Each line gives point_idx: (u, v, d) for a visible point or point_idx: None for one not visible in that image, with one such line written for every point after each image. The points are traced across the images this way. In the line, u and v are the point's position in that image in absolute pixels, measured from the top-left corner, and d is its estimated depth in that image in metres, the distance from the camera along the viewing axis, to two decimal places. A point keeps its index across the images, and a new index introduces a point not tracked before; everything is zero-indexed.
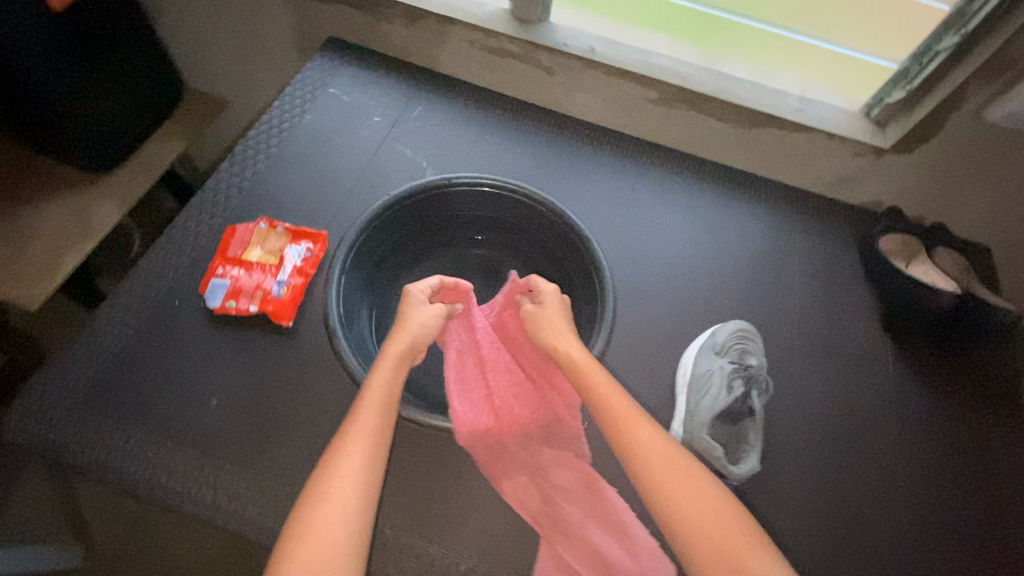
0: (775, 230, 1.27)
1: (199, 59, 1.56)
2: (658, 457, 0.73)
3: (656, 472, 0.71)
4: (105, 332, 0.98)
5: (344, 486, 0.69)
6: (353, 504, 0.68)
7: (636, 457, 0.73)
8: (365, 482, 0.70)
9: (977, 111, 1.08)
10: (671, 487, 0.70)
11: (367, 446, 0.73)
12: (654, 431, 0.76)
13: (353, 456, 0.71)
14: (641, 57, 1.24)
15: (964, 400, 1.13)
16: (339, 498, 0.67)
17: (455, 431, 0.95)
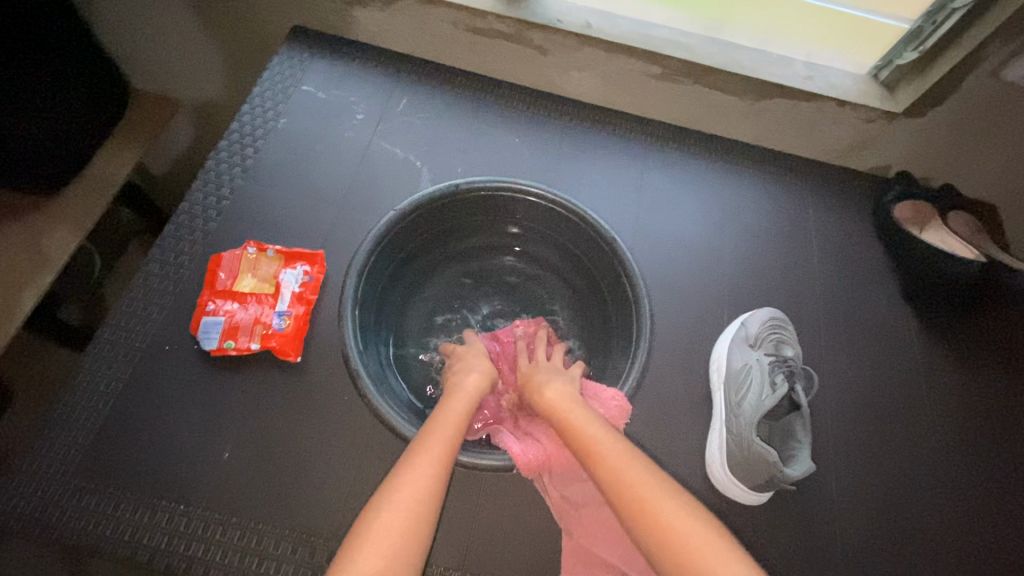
0: (793, 205, 1.19)
1: (140, 57, 1.37)
2: (636, 482, 0.70)
3: (635, 499, 0.68)
4: (92, 387, 0.89)
5: (407, 501, 0.66)
6: (411, 520, 0.65)
7: (610, 486, 0.70)
8: (427, 502, 0.68)
9: (993, 71, 1.00)
10: (648, 512, 0.67)
11: (434, 467, 0.71)
12: (633, 456, 0.73)
13: (419, 473, 0.70)
14: (640, 30, 1.11)
15: (997, 371, 1.08)
16: (399, 515, 0.65)
17: (492, 464, 0.87)
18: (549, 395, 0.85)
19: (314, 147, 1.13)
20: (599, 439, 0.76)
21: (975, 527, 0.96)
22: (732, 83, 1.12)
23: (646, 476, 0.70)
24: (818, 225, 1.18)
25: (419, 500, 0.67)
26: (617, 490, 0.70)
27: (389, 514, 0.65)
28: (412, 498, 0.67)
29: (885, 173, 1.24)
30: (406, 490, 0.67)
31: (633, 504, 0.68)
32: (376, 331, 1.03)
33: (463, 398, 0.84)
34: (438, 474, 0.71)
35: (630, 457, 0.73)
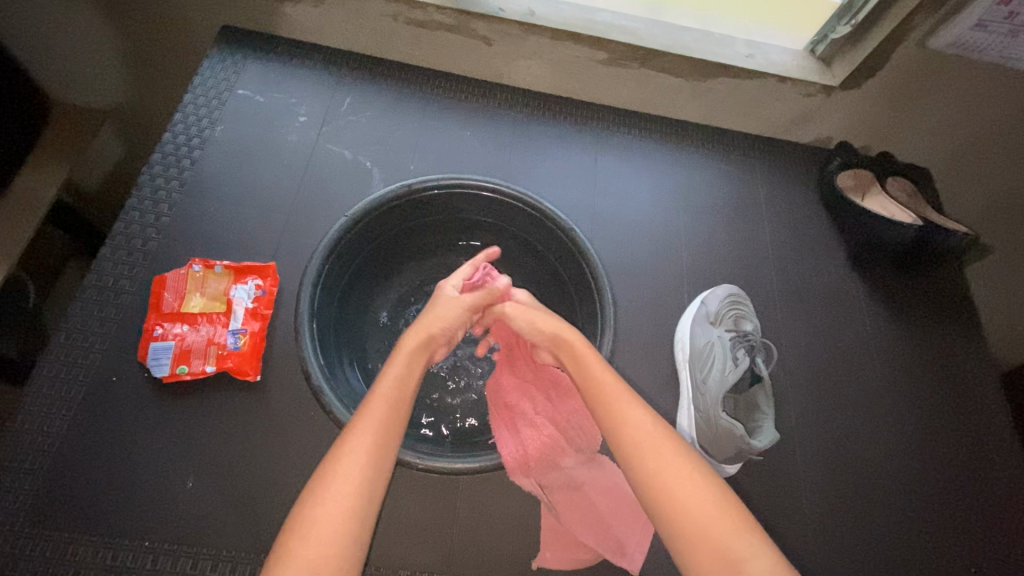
0: (743, 180, 1.22)
1: (54, 68, 1.27)
2: (655, 444, 0.70)
3: (650, 469, 0.68)
4: (33, 428, 0.83)
5: (347, 481, 0.64)
6: (355, 500, 0.63)
7: (628, 446, 0.70)
8: (371, 477, 0.66)
9: (921, 40, 1.03)
10: (666, 477, 0.67)
11: (375, 439, 0.69)
12: (651, 422, 0.73)
13: (360, 448, 0.67)
14: (583, 15, 1.11)
15: (934, 327, 1.15)
16: (342, 495, 0.63)
17: (467, 469, 0.86)
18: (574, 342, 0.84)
19: (256, 154, 1.07)
20: (617, 398, 0.75)
21: (926, 479, 1.02)
22: (677, 64, 1.13)
23: (662, 443, 0.70)
24: (768, 201, 1.21)
25: (360, 477, 0.65)
26: (637, 449, 0.70)
27: (330, 494, 0.63)
28: (352, 475, 0.65)
29: (826, 144, 1.28)
30: (345, 468, 0.65)
31: (649, 472, 0.68)
32: (336, 340, 1.00)
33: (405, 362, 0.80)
34: (378, 447, 0.68)
35: (652, 420, 0.72)
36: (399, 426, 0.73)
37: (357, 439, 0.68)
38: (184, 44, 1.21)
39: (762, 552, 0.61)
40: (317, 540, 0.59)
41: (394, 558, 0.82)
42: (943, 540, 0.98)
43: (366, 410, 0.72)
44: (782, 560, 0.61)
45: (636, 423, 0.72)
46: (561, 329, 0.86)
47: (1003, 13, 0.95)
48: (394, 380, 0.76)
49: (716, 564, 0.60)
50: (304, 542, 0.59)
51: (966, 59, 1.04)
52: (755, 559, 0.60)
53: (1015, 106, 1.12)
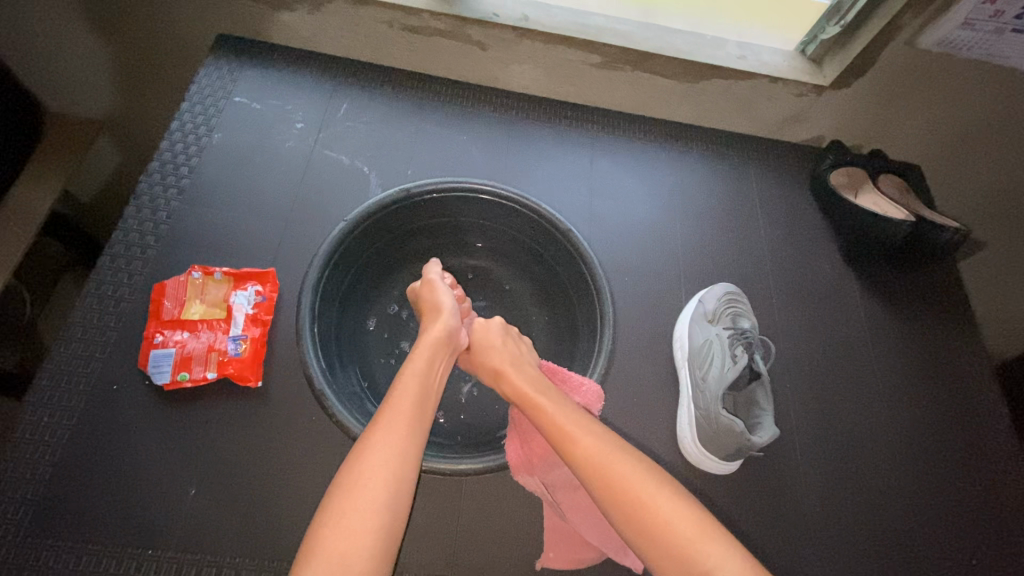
0: (737, 180, 1.23)
1: (51, 80, 1.27)
2: (616, 467, 0.70)
3: (614, 493, 0.68)
4: (34, 437, 0.83)
5: (378, 477, 0.65)
6: (387, 495, 0.64)
7: (588, 475, 0.70)
8: (401, 473, 0.67)
9: (909, 40, 1.05)
10: (630, 501, 0.67)
11: (402, 435, 0.69)
12: (603, 440, 0.73)
13: (390, 440, 0.68)
14: (576, 19, 1.11)
15: (928, 321, 1.16)
16: (374, 491, 0.64)
17: (470, 471, 0.87)
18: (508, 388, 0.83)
19: (254, 161, 1.08)
20: (568, 426, 0.74)
21: (924, 473, 1.02)
22: (671, 66, 1.14)
23: (620, 460, 0.70)
24: (762, 200, 1.22)
25: (391, 473, 0.66)
26: (596, 478, 0.70)
27: (362, 490, 0.63)
28: (383, 472, 0.65)
29: (818, 144, 1.29)
30: (375, 464, 0.66)
31: (609, 498, 0.68)
32: (336, 345, 1.00)
33: (426, 360, 0.80)
34: (407, 443, 0.69)
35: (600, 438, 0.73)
36: (426, 419, 0.74)
37: (385, 435, 0.69)
38: (180, 53, 1.22)
39: (731, 557, 0.63)
40: (352, 535, 0.60)
41: (398, 561, 0.82)
42: (943, 534, 0.99)
43: (391, 405, 0.72)
44: (749, 560, 0.63)
45: (588, 450, 0.71)
46: (507, 362, 0.85)
47: (988, 12, 0.97)
48: (416, 376, 0.77)
49: None
50: (336, 538, 0.60)
51: (954, 58, 1.06)
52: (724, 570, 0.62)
53: (1002, 103, 1.14)
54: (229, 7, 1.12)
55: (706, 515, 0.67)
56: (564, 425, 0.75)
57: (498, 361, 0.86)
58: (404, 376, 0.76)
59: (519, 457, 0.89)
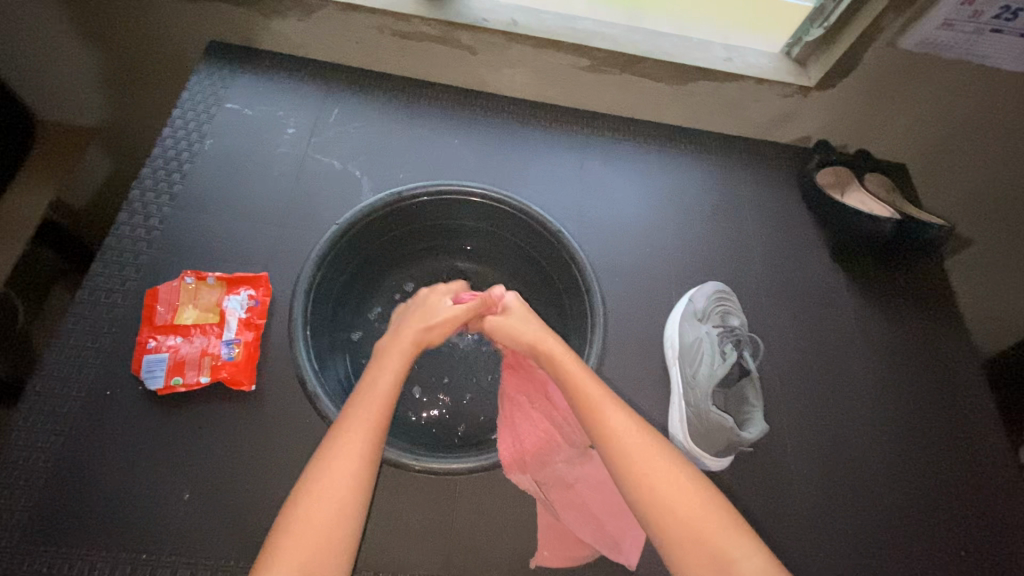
0: (726, 180, 1.25)
1: (42, 89, 1.27)
2: (644, 450, 0.71)
3: (641, 473, 0.69)
4: (27, 445, 0.83)
5: (332, 486, 0.65)
6: (339, 504, 0.65)
7: (615, 453, 0.71)
8: (359, 480, 0.67)
9: (891, 41, 1.06)
10: (655, 485, 0.68)
11: (358, 448, 0.69)
12: (633, 422, 0.74)
13: (344, 453, 0.68)
14: (565, 23, 1.13)
15: (916, 317, 1.18)
16: (326, 499, 0.64)
17: (463, 471, 0.88)
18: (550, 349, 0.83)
19: (246, 166, 1.08)
20: (601, 403, 0.75)
21: (914, 467, 1.04)
22: (658, 69, 1.16)
23: (647, 446, 0.72)
24: (751, 200, 1.24)
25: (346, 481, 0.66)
26: (623, 458, 0.71)
27: (316, 498, 0.64)
28: (339, 479, 0.66)
29: (805, 144, 1.31)
30: (333, 471, 0.67)
31: (634, 478, 0.69)
32: (329, 348, 1.01)
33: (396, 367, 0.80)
34: (367, 450, 0.70)
35: (632, 420, 0.74)
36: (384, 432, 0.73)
37: (346, 441, 0.69)
38: (171, 60, 1.23)
39: (752, 550, 0.63)
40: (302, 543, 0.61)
41: (393, 562, 0.82)
42: (934, 527, 1.00)
43: (353, 413, 0.73)
44: (766, 556, 0.63)
45: (618, 429, 0.73)
46: (540, 336, 0.86)
47: (967, 12, 0.99)
48: (385, 383, 0.77)
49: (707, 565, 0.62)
50: (287, 547, 0.61)
51: (935, 58, 1.08)
52: (746, 561, 0.62)
53: (984, 102, 1.16)
54: (220, 14, 1.13)
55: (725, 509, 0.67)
56: (597, 402, 0.76)
57: (532, 330, 0.87)
58: (372, 384, 0.77)
59: (513, 453, 0.91)
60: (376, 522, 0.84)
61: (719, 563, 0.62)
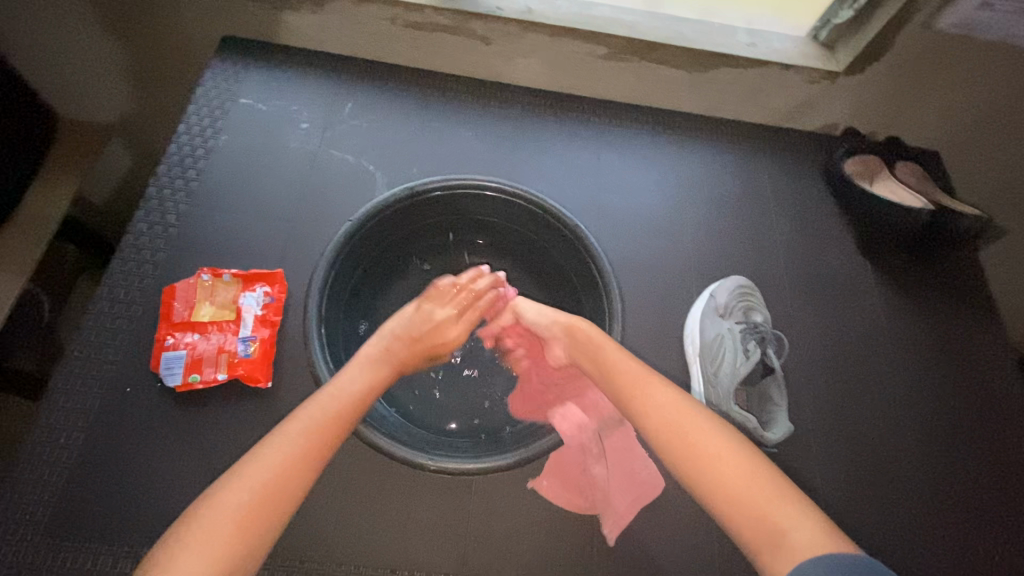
0: (747, 170, 1.21)
1: (61, 84, 1.28)
2: (683, 419, 0.70)
3: (681, 442, 0.69)
4: (50, 441, 0.84)
5: (255, 475, 0.64)
6: (255, 503, 0.62)
7: (652, 424, 0.72)
8: (284, 479, 0.64)
9: (926, 21, 1.01)
10: (695, 452, 0.67)
11: (293, 447, 0.67)
12: (673, 395, 0.74)
13: (276, 448, 0.66)
14: (582, 10, 1.10)
15: (947, 311, 1.13)
16: (241, 494, 0.62)
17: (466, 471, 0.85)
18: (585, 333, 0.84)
19: (260, 162, 1.08)
20: (638, 379, 0.76)
21: (945, 467, 1.00)
22: (678, 56, 1.12)
23: (688, 417, 0.71)
24: (775, 191, 1.19)
25: (269, 478, 0.64)
26: (661, 425, 0.71)
27: (235, 492, 0.62)
28: (260, 476, 0.63)
29: (833, 131, 1.26)
30: (259, 463, 0.65)
31: (677, 448, 0.69)
32: (345, 343, 1.00)
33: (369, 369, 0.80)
34: (303, 450, 0.67)
35: (672, 399, 0.73)
36: (329, 437, 0.70)
37: (283, 438, 0.68)
38: (186, 56, 1.23)
39: (805, 519, 0.59)
40: (218, 525, 0.59)
41: (409, 559, 0.82)
42: (964, 527, 0.96)
43: (308, 408, 0.72)
44: (828, 526, 0.59)
45: (658, 400, 0.73)
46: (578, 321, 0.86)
47: None
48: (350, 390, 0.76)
49: (758, 537, 0.60)
50: (197, 534, 0.58)
51: (972, 39, 1.03)
52: (797, 529, 0.58)
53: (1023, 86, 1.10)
54: (233, 8, 1.12)
55: (779, 480, 0.64)
56: (632, 378, 0.77)
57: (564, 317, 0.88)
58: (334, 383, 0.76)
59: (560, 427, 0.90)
60: (393, 517, 0.84)
61: (770, 540, 0.59)
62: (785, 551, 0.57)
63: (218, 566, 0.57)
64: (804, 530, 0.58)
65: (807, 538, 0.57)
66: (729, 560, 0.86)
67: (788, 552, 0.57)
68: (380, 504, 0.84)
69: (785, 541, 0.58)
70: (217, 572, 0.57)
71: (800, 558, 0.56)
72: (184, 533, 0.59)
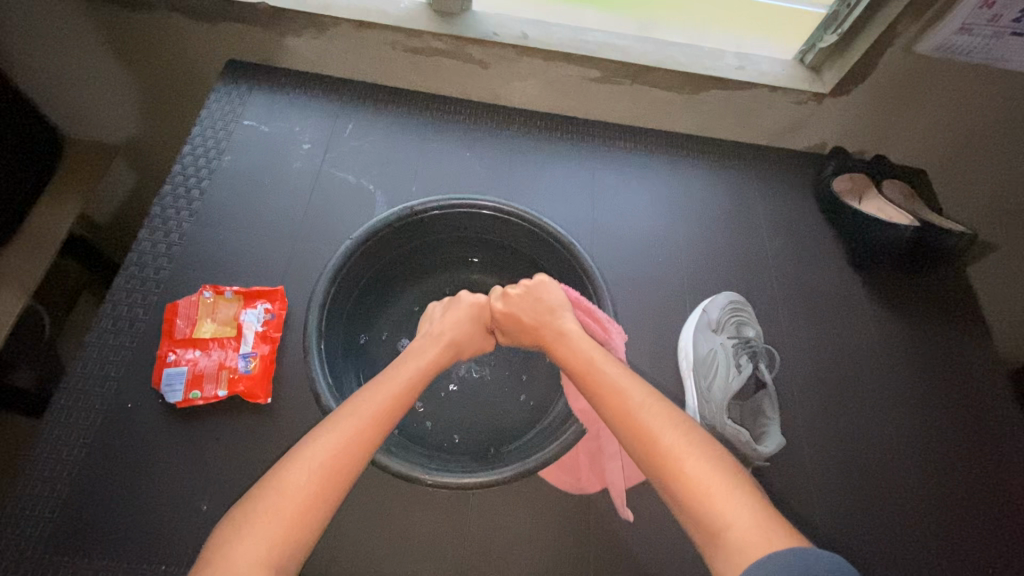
0: (738, 187, 1.24)
1: (70, 107, 1.31)
2: (643, 414, 0.73)
3: (640, 436, 0.71)
4: (51, 457, 0.85)
5: (309, 462, 0.66)
6: (317, 487, 0.64)
7: (617, 419, 0.75)
8: (343, 466, 0.67)
9: (907, 46, 1.05)
10: (652, 447, 0.69)
11: (349, 434, 0.70)
12: (637, 389, 0.76)
13: (330, 435, 0.69)
14: (576, 35, 1.13)
15: (936, 326, 1.15)
16: (302, 477, 0.64)
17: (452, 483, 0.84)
18: (561, 327, 0.90)
19: (263, 182, 1.11)
20: (603, 374, 0.79)
21: (937, 480, 1.01)
22: (669, 79, 1.16)
23: (647, 410, 0.73)
24: (766, 208, 1.22)
25: (330, 462, 0.66)
26: (624, 420, 0.74)
27: (293, 479, 0.64)
28: (318, 463, 0.66)
29: (821, 150, 1.29)
30: (315, 451, 0.67)
31: (638, 443, 0.71)
32: (344, 359, 1.02)
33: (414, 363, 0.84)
34: (359, 436, 0.70)
35: (638, 392, 0.76)
36: (382, 427, 0.73)
37: (339, 425, 0.70)
38: (192, 80, 1.26)
39: (748, 513, 0.60)
40: (274, 513, 0.61)
41: (406, 574, 0.83)
42: (957, 540, 0.97)
43: (357, 399, 0.75)
44: (772, 518, 0.60)
45: (620, 394, 0.76)
46: (539, 316, 0.92)
47: (986, 16, 0.97)
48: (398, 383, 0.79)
49: (704, 530, 0.62)
50: (259, 516, 0.61)
51: (952, 63, 1.07)
52: (737, 522, 0.60)
53: (1002, 107, 1.14)
54: (238, 34, 1.16)
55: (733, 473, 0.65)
56: (598, 373, 0.80)
57: (528, 313, 0.92)
58: (384, 376, 0.80)
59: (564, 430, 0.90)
60: (390, 532, 0.85)
61: (716, 535, 0.61)
62: (730, 548, 0.59)
63: (273, 554, 0.59)
64: (745, 522, 0.60)
65: (746, 530, 0.59)
66: None
67: (729, 547, 0.59)
68: (377, 519, 0.85)
69: (725, 535, 0.60)
70: (272, 560, 0.58)
71: (739, 556, 0.58)
72: (236, 523, 0.60)
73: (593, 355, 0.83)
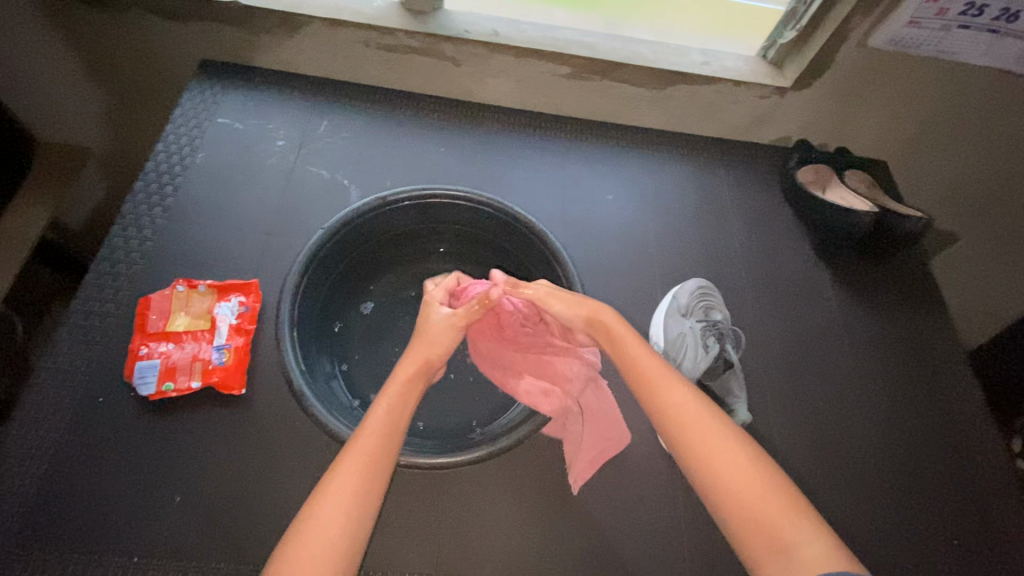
0: (707, 179, 1.27)
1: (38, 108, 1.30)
2: (702, 423, 0.71)
3: (698, 446, 0.69)
4: (19, 453, 0.84)
5: (323, 526, 0.64)
6: (334, 552, 0.63)
7: (671, 423, 0.73)
8: (355, 516, 0.66)
9: (861, 40, 1.10)
10: (711, 459, 0.68)
11: (355, 489, 0.67)
12: (692, 398, 0.74)
13: (336, 492, 0.67)
14: (545, 32, 1.16)
15: (899, 307, 1.20)
16: (316, 544, 0.63)
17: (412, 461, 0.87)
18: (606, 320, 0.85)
19: (237, 178, 1.11)
20: (658, 376, 0.77)
21: (903, 456, 1.04)
22: (637, 74, 1.19)
23: (707, 421, 0.72)
24: (733, 200, 1.26)
25: (342, 523, 0.65)
26: (680, 428, 0.72)
27: (312, 536, 0.63)
28: (332, 520, 0.64)
29: (786, 143, 1.34)
30: (326, 511, 0.65)
31: (694, 451, 0.69)
32: (320, 350, 1.03)
33: (399, 391, 0.79)
34: (365, 484, 0.68)
35: (695, 399, 0.74)
36: (382, 472, 0.70)
37: (344, 474, 0.68)
38: (165, 80, 1.26)
39: (817, 537, 0.61)
40: None
41: (382, 560, 0.83)
42: (923, 514, 1.00)
43: (355, 444, 0.71)
44: (836, 542, 0.62)
45: (677, 401, 0.74)
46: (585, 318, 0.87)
47: (932, 10, 1.02)
48: (386, 414, 0.75)
49: (766, 549, 0.62)
50: None
51: (905, 56, 1.12)
52: (807, 544, 0.61)
53: (954, 99, 1.19)
54: (212, 33, 1.16)
55: (786, 490, 0.66)
56: (654, 373, 0.77)
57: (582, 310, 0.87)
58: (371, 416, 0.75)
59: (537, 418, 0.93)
60: None
61: (778, 550, 0.61)
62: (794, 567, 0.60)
63: None
64: (812, 545, 0.61)
65: (813, 554, 0.60)
66: (697, 551, 0.89)
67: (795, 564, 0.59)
68: None
69: (794, 554, 0.60)
70: None
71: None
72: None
73: (645, 351, 0.81)
